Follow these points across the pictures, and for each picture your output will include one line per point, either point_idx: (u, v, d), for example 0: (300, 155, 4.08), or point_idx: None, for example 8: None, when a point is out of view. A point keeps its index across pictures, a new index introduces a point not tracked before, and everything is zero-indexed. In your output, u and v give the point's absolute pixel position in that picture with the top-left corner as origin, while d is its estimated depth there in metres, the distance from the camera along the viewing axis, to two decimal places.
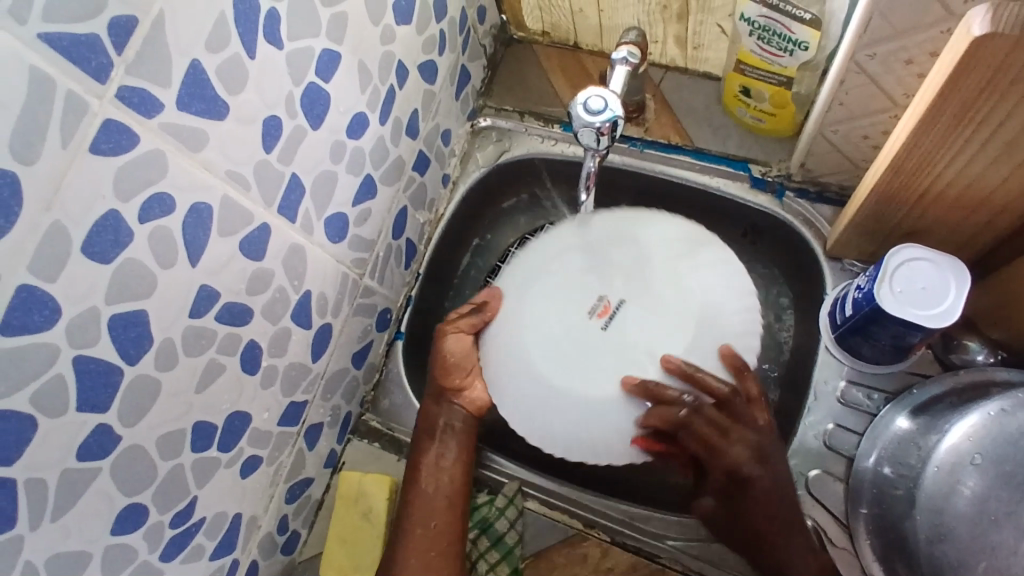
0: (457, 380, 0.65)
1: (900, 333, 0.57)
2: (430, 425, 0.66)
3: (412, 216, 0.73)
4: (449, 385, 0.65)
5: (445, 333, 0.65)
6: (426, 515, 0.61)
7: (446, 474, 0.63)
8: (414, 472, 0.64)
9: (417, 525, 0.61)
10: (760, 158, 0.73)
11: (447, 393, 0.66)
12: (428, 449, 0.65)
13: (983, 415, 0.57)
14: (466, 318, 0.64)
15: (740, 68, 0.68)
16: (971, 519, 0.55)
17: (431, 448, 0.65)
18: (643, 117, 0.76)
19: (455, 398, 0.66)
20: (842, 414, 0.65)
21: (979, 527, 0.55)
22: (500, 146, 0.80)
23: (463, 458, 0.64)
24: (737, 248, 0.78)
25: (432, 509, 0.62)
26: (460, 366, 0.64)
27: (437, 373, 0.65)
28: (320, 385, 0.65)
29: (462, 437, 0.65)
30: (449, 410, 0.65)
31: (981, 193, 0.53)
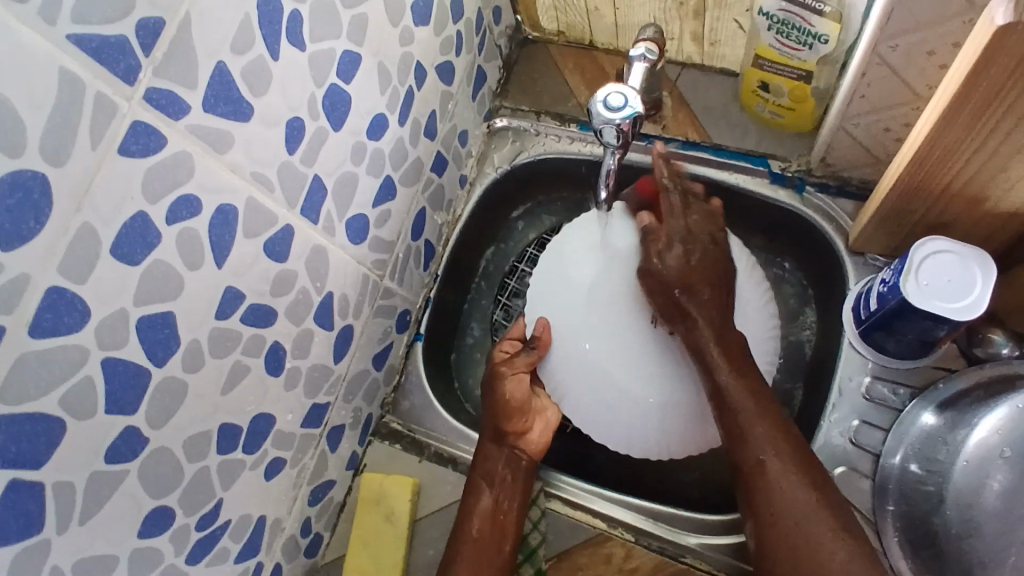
0: (518, 423, 0.66)
1: (926, 327, 0.56)
2: (487, 471, 0.65)
3: (431, 217, 0.73)
4: (510, 429, 0.66)
5: (504, 374, 0.67)
6: (477, 565, 0.61)
7: (500, 521, 0.63)
8: (467, 519, 0.63)
9: (466, 572, 0.60)
10: (780, 154, 0.72)
11: (507, 438, 0.66)
12: (484, 495, 0.64)
13: (1012, 408, 0.57)
14: (526, 357, 0.67)
15: (758, 63, 0.67)
16: (1000, 514, 0.56)
17: (487, 494, 0.64)
18: (660, 114, 0.76)
19: (515, 443, 0.66)
20: (868, 410, 0.64)
21: (1008, 524, 0.55)
22: (517, 146, 0.80)
23: (518, 508, 0.64)
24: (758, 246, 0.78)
25: (483, 560, 0.61)
26: (521, 409, 0.66)
27: (497, 416, 0.66)
28: (342, 387, 0.65)
29: (516, 484, 0.65)
30: (508, 456, 0.66)
31: (1004, 187, 0.53)
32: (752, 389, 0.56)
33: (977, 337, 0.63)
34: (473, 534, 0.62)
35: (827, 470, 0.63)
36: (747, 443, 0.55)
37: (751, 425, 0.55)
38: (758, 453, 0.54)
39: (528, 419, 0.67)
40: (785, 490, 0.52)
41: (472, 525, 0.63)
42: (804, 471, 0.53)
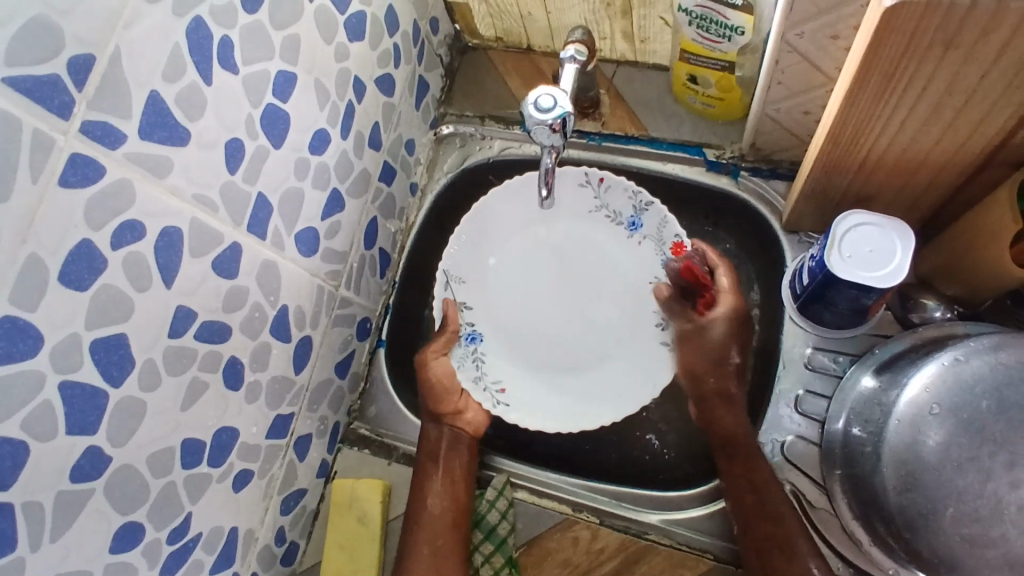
0: (451, 403, 0.70)
1: (854, 296, 0.59)
2: (431, 451, 0.67)
3: (383, 225, 0.75)
4: (444, 410, 0.69)
5: (429, 361, 0.71)
6: (431, 540, 0.63)
7: (452, 498, 0.65)
8: (421, 494, 0.65)
9: (426, 562, 0.61)
10: (714, 142, 0.75)
11: (446, 417, 0.69)
12: (434, 474, 0.66)
13: (939, 366, 0.55)
14: (443, 340, 0.72)
15: (685, 57, 0.70)
16: (937, 467, 0.53)
17: (437, 472, 0.66)
18: (598, 112, 0.79)
19: (453, 421, 0.69)
20: (812, 379, 0.67)
21: (945, 474, 0.53)
22: (464, 152, 0.83)
23: (466, 480, 0.67)
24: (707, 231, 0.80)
25: (438, 535, 0.63)
26: (452, 390, 0.70)
27: (431, 401, 0.69)
28: (305, 397, 0.67)
29: (463, 461, 0.68)
30: (450, 434, 0.68)
31: (918, 156, 0.56)
32: (769, 483, 0.61)
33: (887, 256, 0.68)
34: (434, 504, 0.64)
35: (776, 439, 0.67)
36: (780, 546, 0.57)
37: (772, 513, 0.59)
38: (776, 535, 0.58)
39: (462, 398, 0.71)
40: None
41: (429, 501, 0.65)
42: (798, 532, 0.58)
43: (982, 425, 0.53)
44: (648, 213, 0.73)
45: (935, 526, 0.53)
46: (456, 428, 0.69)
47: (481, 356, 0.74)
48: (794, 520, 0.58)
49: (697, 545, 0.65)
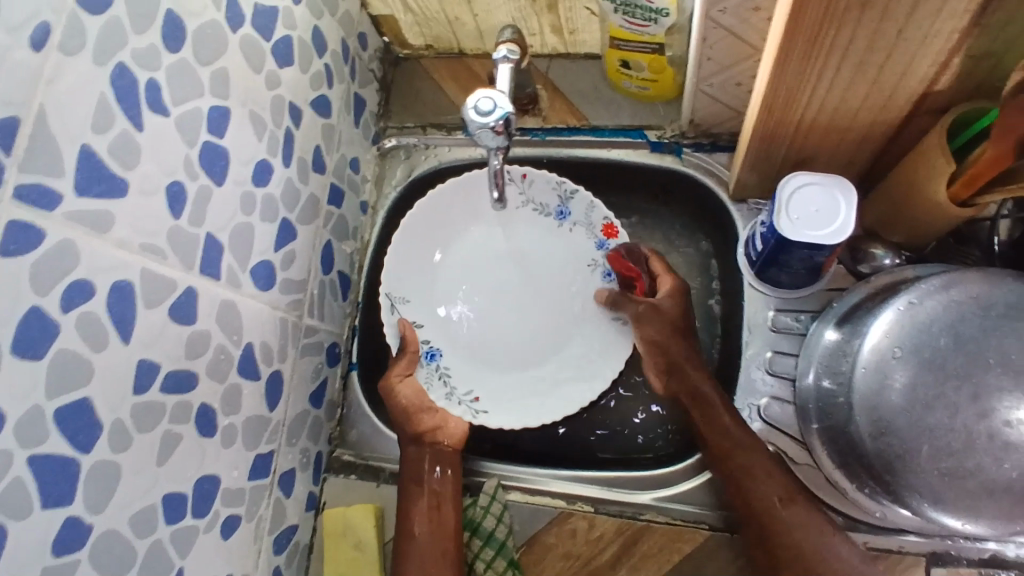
0: (426, 421, 0.70)
1: (806, 255, 0.61)
2: (415, 472, 0.67)
3: (339, 247, 0.74)
4: (423, 428, 0.69)
5: (393, 385, 0.71)
6: (422, 560, 0.62)
7: (439, 517, 0.65)
8: (406, 517, 0.65)
9: None
10: (654, 123, 0.76)
11: (425, 437, 0.69)
12: (419, 494, 0.66)
13: (896, 312, 0.57)
14: (404, 362, 0.72)
15: (615, 44, 0.70)
16: (905, 409, 0.55)
17: (422, 493, 0.66)
18: (537, 107, 0.79)
19: (433, 439, 0.69)
20: (777, 340, 0.69)
21: (914, 415, 0.54)
22: (410, 164, 0.82)
23: (454, 499, 0.66)
24: (656, 210, 0.82)
25: (428, 555, 0.63)
26: (421, 407, 0.70)
27: (405, 422, 0.69)
28: (283, 432, 0.66)
29: (447, 477, 0.67)
30: (432, 451, 0.68)
31: (849, 114, 0.58)
32: (735, 432, 0.63)
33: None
34: (422, 525, 0.64)
35: (752, 404, 0.69)
36: (741, 486, 0.61)
37: (742, 465, 0.62)
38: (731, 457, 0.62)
39: (439, 414, 0.71)
40: (783, 528, 0.58)
41: (415, 522, 0.64)
42: (773, 478, 0.61)
43: (943, 363, 0.54)
44: (574, 200, 0.77)
45: (912, 464, 0.55)
46: (437, 444, 0.69)
47: (446, 371, 0.75)
48: (745, 457, 0.62)
49: (691, 517, 0.66)
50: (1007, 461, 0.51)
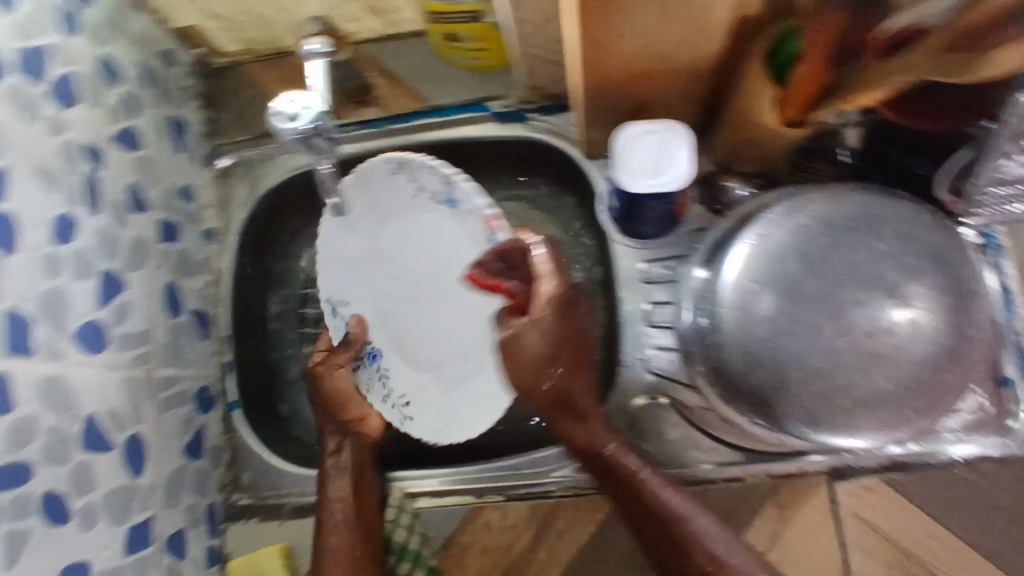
0: (356, 409, 0.66)
1: (655, 204, 0.60)
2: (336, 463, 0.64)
3: (185, 285, 0.68)
4: (349, 417, 0.66)
5: (319, 371, 0.65)
6: (350, 548, 0.61)
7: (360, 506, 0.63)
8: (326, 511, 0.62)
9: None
10: (496, 93, 0.73)
11: (350, 426, 0.66)
12: (338, 483, 0.63)
13: (750, 245, 0.56)
14: (345, 353, 0.66)
15: (435, 17, 0.65)
16: (767, 341, 0.55)
17: (342, 483, 0.63)
18: (372, 97, 0.74)
19: (359, 428, 0.66)
20: (652, 291, 0.69)
21: (778, 345, 0.54)
22: (252, 184, 0.75)
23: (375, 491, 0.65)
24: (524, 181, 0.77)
25: (355, 541, 0.61)
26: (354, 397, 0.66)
27: (333, 411, 0.65)
28: (158, 495, 0.61)
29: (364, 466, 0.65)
30: (355, 442, 0.66)
31: (669, 52, 0.55)
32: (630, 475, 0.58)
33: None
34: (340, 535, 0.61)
35: (639, 358, 0.68)
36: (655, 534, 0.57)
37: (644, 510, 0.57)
38: (635, 498, 0.58)
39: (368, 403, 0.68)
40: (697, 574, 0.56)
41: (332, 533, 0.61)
42: (683, 524, 0.56)
43: (803, 289, 0.54)
44: (457, 187, 0.57)
45: (789, 393, 0.55)
46: (362, 435, 0.66)
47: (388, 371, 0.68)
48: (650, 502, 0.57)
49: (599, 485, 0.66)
50: (875, 372, 0.52)
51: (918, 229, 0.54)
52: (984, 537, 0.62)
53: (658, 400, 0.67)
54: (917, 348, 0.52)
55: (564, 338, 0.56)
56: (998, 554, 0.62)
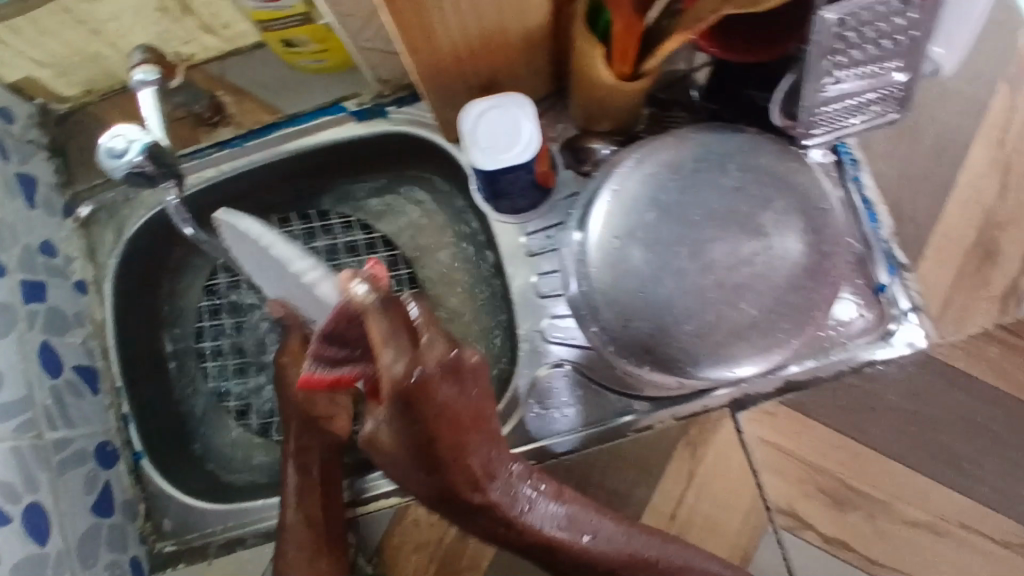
0: (323, 407, 0.64)
1: (515, 176, 0.60)
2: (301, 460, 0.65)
3: (61, 343, 0.66)
4: (315, 414, 0.64)
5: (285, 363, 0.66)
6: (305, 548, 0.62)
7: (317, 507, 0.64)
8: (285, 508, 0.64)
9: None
10: (349, 92, 0.71)
11: (316, 424, 0.65)
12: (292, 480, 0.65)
13: (607, 200, 0.56)
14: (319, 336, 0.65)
15: (265, 26, 0.63)
16: (636, 290, 0.56)
17: (301, 476, 0.65)
18: (225, 116, 0.72)
19: (325, 425, 0.65)
20: (537, 263, 0.70)
21: (647, 294, 0.55)
22: (117, 224, 0.73)
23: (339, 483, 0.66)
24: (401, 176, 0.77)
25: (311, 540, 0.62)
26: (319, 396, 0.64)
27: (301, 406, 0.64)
28: (73, 558, 0.59)
29: (330, 463, 0.66)
30: (320, 439, 0.65)
31: (496, 25, 0.55)
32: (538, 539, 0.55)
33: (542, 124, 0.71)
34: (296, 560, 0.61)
35: (535, 330, 0.69)
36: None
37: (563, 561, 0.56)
38: (556, 555, 0.56)
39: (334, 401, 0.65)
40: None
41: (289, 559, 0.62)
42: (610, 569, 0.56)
43: (657, 237, 0.55)
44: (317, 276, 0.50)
45: (667, 337, 0.55)
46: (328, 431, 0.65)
47: None
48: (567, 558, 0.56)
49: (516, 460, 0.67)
50: (743, 301, 0.54)
51: (759, 156, 0.56)
52: (883, 437, 0.65)
53: (562, 366, 0.69)
54: (778, 272, 0.54)
55: (418, 430, 0.47)
56: (899, 450, 0.64)
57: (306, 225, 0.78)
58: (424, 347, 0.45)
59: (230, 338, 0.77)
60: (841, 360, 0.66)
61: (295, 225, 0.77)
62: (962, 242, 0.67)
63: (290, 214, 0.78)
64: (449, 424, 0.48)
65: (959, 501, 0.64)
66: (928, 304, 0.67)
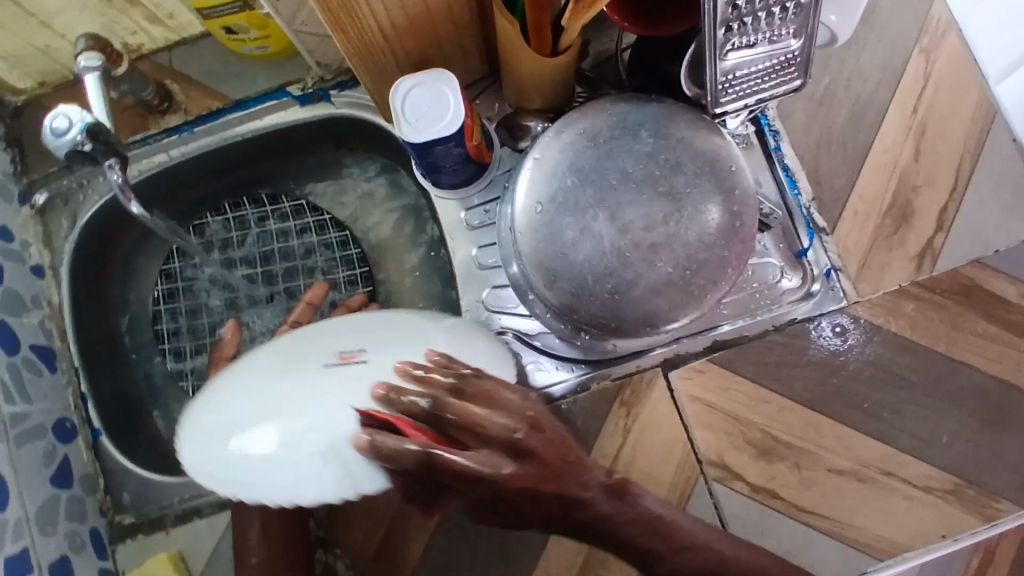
0: None
1: (446, 150, 0.63)
2: None
3: (18, 324, 0.69)
4: None
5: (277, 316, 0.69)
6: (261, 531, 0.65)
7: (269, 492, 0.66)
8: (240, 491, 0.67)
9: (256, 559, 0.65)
10: (293, 78, 0.75)
11: None
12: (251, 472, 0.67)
13: (529, 170, 0.60)
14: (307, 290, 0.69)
15: (206, 14, 0.66)
16: (557, 253, 0.58)
17: None
18: (174, 103, 0.75)
19: None
20: (478, 236, 0.73)
21: (565, 257, 0.58)
22: (72, 210, 0.75)
23: None
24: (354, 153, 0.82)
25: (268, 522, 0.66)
26: None
27: None
28: (31, 526, 0.62)
29: None
30: None
31: (420, 6, 0.58)
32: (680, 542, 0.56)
33: (479, 104, 0.75)
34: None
35: (478, 301, 0.73)
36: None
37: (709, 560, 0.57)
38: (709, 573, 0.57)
39: None
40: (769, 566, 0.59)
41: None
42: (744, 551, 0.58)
43: (574, 201, 0.58)
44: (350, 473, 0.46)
45: (587, 295, 0.59)
46: None
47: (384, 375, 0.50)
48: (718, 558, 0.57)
49: None
50: (659, 260, 0.57)
51: (672, 122, 0.59)
52: (806, 390, 0.68)
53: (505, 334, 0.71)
54: (692, 231, 0.57)
55: (524, 498, 0.48)
56: (824, 403, 0.68)
57: (259, 209, 0.82)
58: (487, 438, 0.46)
59: (188, 319, 0.80)
60: (767, 320, 0.69)
61: (247, 210, 0.82)
62: (878, 204, 0.71)
63: (242, 198, 0.82)
64: (548, 476, 0.48)
65: (878, 448, 0.67)
66: (847, 264, 0.70)
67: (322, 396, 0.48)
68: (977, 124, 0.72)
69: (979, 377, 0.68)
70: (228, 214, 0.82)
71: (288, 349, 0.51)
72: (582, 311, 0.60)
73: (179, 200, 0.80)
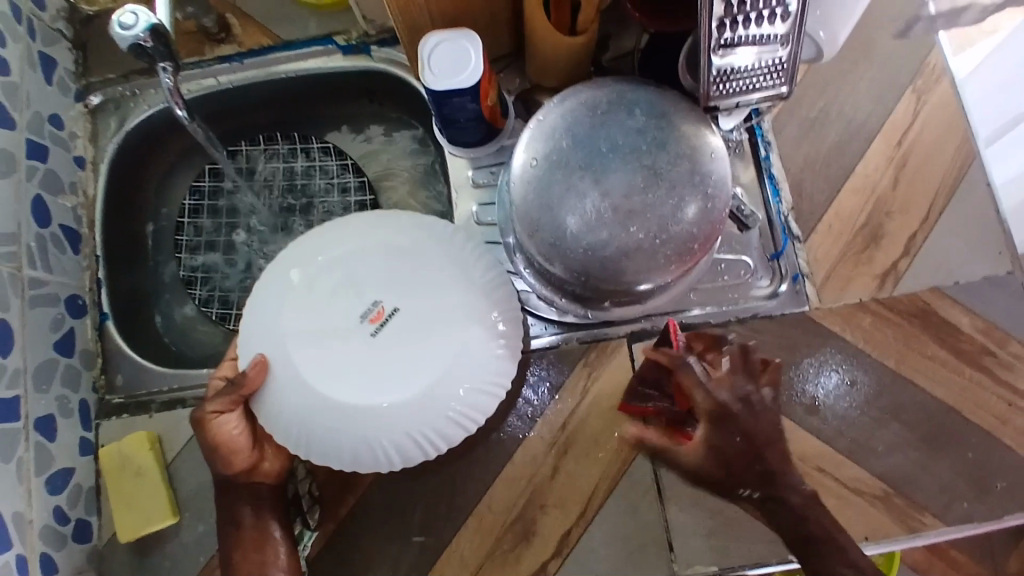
0: (243, 461, 0.69)
1: (463, 104, 0.69)
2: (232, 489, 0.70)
3: (53, 202, 0.76)
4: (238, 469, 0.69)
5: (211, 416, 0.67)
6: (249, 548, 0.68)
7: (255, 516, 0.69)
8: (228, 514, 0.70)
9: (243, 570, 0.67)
10: (340, 28, 0.82)
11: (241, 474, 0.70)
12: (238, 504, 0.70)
13: (530, 131, 0.66)
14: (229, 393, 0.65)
15: None
16: (541, 206, 0.64)
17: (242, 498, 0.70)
18: (231, 35, 0.82)
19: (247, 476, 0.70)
20: (480, 194, 0.79)
21: (550, 213, 0.64)
22: (121, 115, 0.83)
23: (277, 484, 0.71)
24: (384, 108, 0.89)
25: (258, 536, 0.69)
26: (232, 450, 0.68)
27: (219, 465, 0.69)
28: (27, 379, 0.68)
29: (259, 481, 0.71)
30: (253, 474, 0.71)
31: None
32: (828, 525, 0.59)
33: (502, 78, 0.82)
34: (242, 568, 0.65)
35: None
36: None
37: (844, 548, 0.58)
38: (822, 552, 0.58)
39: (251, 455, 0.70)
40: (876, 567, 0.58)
41: (233, 552, 0.68)
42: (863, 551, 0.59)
43: (566, 162, 0.64)
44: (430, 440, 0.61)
45: (564, 248, 0.64)
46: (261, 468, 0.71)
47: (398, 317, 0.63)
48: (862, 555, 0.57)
49: None
50: (633, 227, 0.62)
51: (666, 106, 0.65)
52: None
53: None
54: (670, 206, 0.63)
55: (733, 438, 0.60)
56: None
57: (288, 147, 0.90)
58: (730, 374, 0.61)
59: (207, 234, 0.88)
60: (732, 310, 0.74)
61: (280, 145, 0.90)
62: (853, 223, 0.76)
63: (277, 134, 0.90)
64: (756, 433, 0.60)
65: (819, 446, 0.71)
66: (815, 272, 0.75)
67: (382, 362, 0.61)
68: (956, 166, 0.77)
69: (925, 398, 0.72)
70: (260, 145, 0.90)
71: (313, 345, 0.62)
72: (556, 263, 0.66)
73: (219, 125, 0.87)
